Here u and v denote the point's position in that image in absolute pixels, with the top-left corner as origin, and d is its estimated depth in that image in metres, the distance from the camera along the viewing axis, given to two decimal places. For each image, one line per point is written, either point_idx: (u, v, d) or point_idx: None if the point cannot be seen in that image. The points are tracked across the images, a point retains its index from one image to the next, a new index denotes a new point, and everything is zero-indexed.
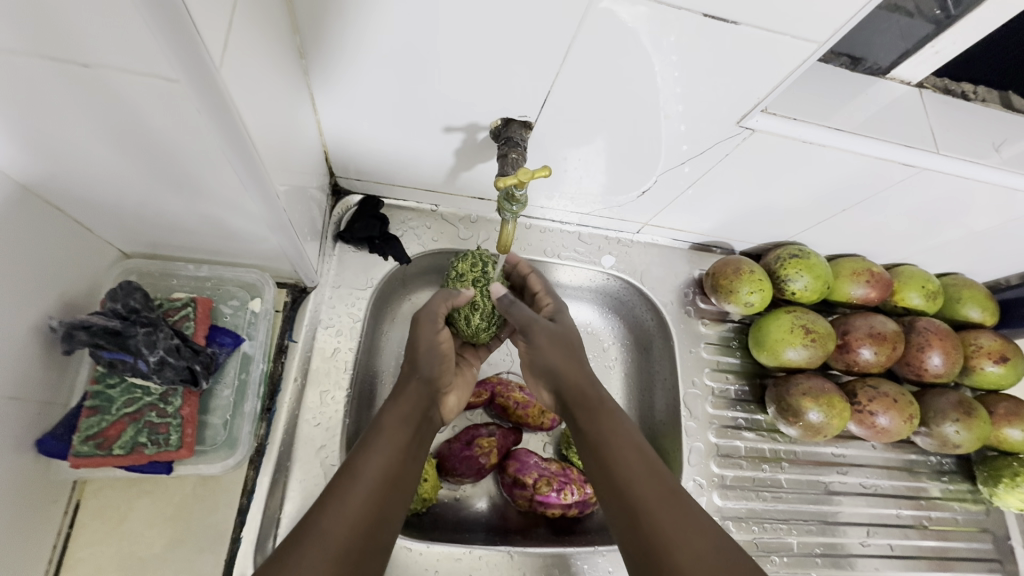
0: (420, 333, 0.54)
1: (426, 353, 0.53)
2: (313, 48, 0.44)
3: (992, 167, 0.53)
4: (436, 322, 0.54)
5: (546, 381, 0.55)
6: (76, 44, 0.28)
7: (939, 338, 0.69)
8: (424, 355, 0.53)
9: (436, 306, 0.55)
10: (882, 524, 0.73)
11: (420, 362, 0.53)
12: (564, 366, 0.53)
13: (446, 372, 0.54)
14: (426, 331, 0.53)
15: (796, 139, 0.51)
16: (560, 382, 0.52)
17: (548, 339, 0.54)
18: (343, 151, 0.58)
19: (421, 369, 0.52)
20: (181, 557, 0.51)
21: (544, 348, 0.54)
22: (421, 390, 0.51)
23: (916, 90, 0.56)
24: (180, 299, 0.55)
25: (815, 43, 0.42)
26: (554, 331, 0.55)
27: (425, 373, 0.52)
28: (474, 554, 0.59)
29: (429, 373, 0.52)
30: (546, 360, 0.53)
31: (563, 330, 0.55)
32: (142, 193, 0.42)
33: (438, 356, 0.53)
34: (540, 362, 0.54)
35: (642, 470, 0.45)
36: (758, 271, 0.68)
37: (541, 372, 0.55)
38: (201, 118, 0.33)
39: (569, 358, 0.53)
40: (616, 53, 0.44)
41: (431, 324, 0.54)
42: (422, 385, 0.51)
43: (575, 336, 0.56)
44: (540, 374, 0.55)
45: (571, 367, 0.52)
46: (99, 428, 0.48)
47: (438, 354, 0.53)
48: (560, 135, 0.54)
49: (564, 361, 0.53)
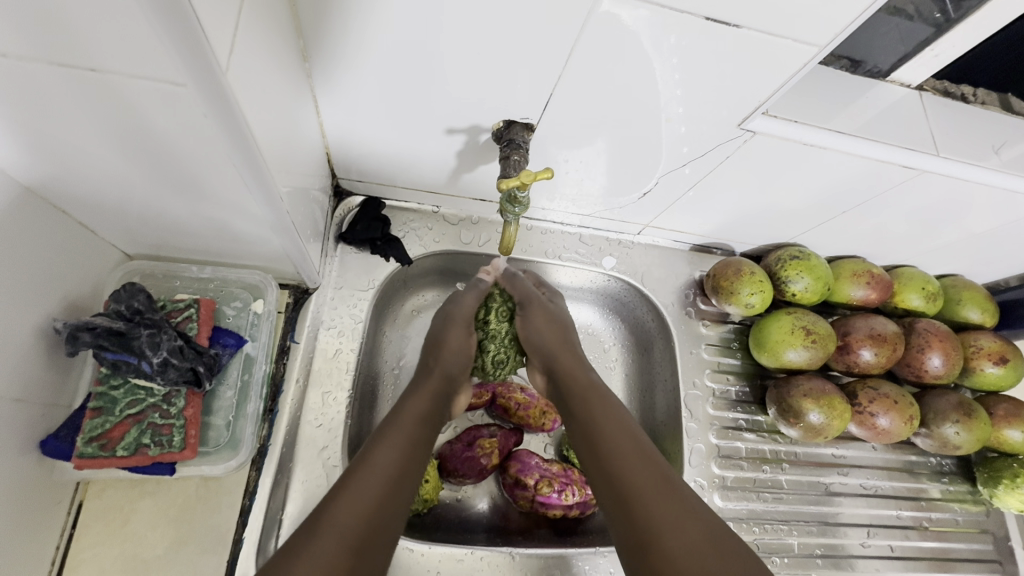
0: (449, 333, 0.55)
1: (454, 352, 0.55)
2: (316, 50, 0.44)
3: (991, 169, 0.53)
4: (466, 325, 0.56)
5: (535, 358, 0.56)
6: (84, 49, 0.28)
7: (939, 340, 0.69)
8: (453, 355, 0.54)
9: (468, 305, 0.57)
10: (882, 525, 0.73)
11: (445, 358, 0.54)
12: (559, 352, 0.55)
13: (465, 376, 0.56)
14: (457, 332, 0.55)
15: (796, 140, 0.51)
16: (554, 365, 0.54)
17: (544, 316, 0.56)
18: (345, 152, 0.59)
19: (446, 367, 0.54)
20: (183, 558, 0.51)
21: (542, 329, 0.55)
22: (438, 387, 0.52)
23: (916, 93, 0.56)
24: (182, 301, 0.55)
25: (817, 47, 0.42)
26: (550, 310, 0.57)
27: (447, 371, 0.54)
28: (476, 555, 0.59)
29: (452, 372, 0.54)
30: (539, 339, 0.55)
31: (556, 312, 0.57)
32: (146, 195, 0.42)
33: (463, 357, 0.55)
34: (534, 342, 0.55)
35: (636, 460, 0.44)
36: (758, 273, 0.68)
37: (531, 348, 0.56)
38: (207, 122, 0.33)
39: (568, 346, 0.55)
40: (618, 54, 0.44)
41: (462, 325, 0.56)
42: (441, 381, 0.53)
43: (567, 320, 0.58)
44: (531, 354, 0.57)
45: (568, 356, 0.54)
46: (103, 429, 0.48)
47: (464, 356, 0.55)
48: (560, 137, 0.54)
49: (561, 348, 0.55)
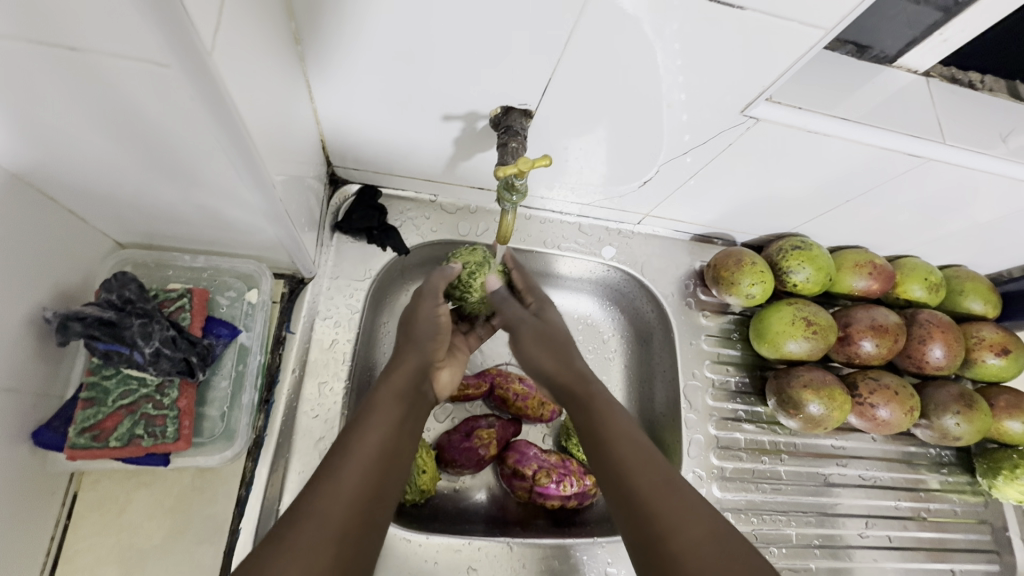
0: (421, 308, 0.55)
1: (424, 330, 0.54)
2: (309, 34, 0.43)
3: (998, 157, 0.52)
4: (436, 298, 0.56)
5: (535, 376, 0.57)
6: (63, 28, 0.27)
7: (941, 331, 0.69)
8: (423, 325, 0.54)
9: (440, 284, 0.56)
10: (881, 516, 0.73)
11: (417, 334, 0.54)
12: (555, 367, 0.54)
13: (441, 348, 0.55)
14: (427, 305, 0.55)
15: (800, 128, 0.50)
16: (552, 382, 0.54)
17: (533, 335, 0.56)
18: (341, 140, 0.58)
19: (418, 341, 0.54)
20: (180, 548, 0.51)
21: (534, 351, 0.55)
22: (417, 360, 0.52)
23: (923, 79, 0.55)
24: (174, 290, 0.54)
25: (822, 30, 0.41)
26: (539, 329, 0.56)
27: (422, 348, 0.53)
28: (474, 545, 0.59)
29: (426, 347, 0.53)
30: (534, 362, 0.55)
31: (549, 327, 0.57)
32: (136, 182, 0.41)
33: (436, 327, 0.55)
34: (528, 360, 0.56)
35: (639, 462, 0.44)
36: (759, 263, 0.67)
37: (528, 367, 0.57)
38: (193, 105, 0.32)
39: (555, 353, 0.54)
40: (616, 40, 0.43)
41: (432, 297, 0.56)
42: (418, 356, 0.53)
43: (564, 335, 0.57)
44: (529, 370, 0.57)
45: (561, 367, 0.54)
46: (95, 420, 0.48)
47: (434, 327, 0.55)
48: (560, 123, 0.53)
49: (549, 359, 0.54)
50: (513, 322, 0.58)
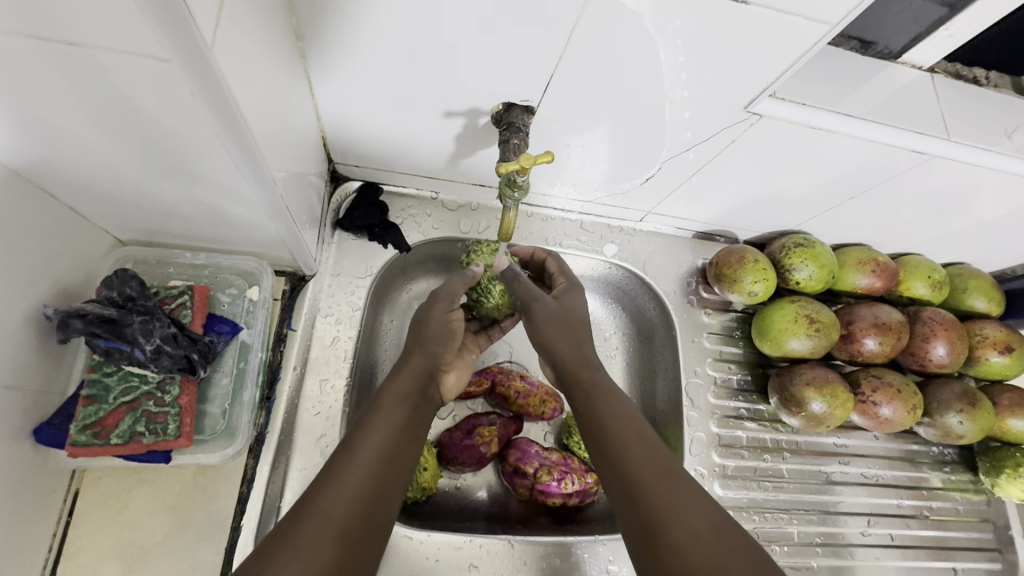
0: (432, 312, 0.54)
1: (433, 332, 0.53)
2: (311, 30, 0.43)
3: (1003, 154, 0.52)
4: (449, 302, 0.55)
5: (546, 359, 0.54)
6: (62, 23, 0.27)
7: (945, 328, 0.68)
8: (433, 329, 0.53)
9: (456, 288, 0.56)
10: (883, 514, 0.73)
11: (427, 337, 0.53)
12: (566, 355, 0.51)
13: (450, 350, 0.54)
14: (440, 309, 0.54)
15: (803, 125, 0.50)
16: (562, 370, 0.51)
17: (547, 318, 0.53)
18: (342, 136, 0.57)
19: (426, 344, 0.52)
20: (182, 544, 0.51)
21: (549, 335, 0.52)
22: (424, 363, 0.51)
23: (927, 75, 0.55)
24: (175, 287, 0.54)
25: (827, 25, 0.41)
26: (556, 313, 0.53)
27: (428, 351, 0.52)
28: (475, 542, 0.59)
29: (434, 349, 0.52)
30: (551, 350, 0.52)
31: (565, 311, 0.54)
32: (137, 179, 0.41)
33: (448, 329, 0.54)
34: (544, 347, 0.53)
35: (643, 455, 0.43)
36: (762, 260, 0.67)
37: (542, 349, 0.53)
38: (193, 100, 0.32)
39: (571, 339, 0.52)
40: (618, 36, 0.42)
41: (447, 301, 0.55)
42: (424, 358, 0.51)
43: (579, 318, 0.54)
44: (543, 354, 0.54)
45: (575, 356, 0.51)
46: (96, 417, 0.48)
47: (447, 330, 0.54)
48: (562, 120, 0.53)
49: (564, 345, 0.52)
50: (528, 298, 0.55)
